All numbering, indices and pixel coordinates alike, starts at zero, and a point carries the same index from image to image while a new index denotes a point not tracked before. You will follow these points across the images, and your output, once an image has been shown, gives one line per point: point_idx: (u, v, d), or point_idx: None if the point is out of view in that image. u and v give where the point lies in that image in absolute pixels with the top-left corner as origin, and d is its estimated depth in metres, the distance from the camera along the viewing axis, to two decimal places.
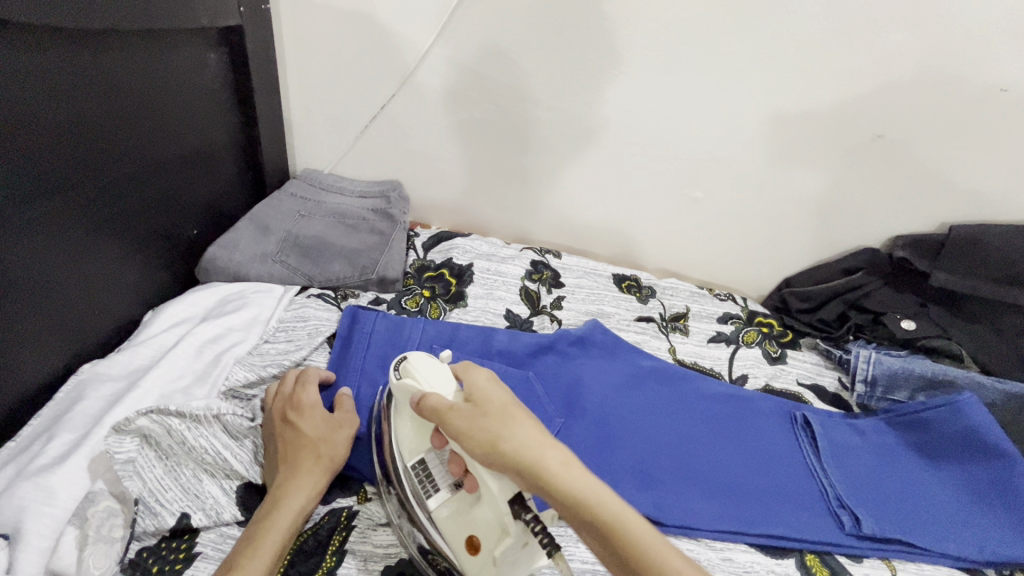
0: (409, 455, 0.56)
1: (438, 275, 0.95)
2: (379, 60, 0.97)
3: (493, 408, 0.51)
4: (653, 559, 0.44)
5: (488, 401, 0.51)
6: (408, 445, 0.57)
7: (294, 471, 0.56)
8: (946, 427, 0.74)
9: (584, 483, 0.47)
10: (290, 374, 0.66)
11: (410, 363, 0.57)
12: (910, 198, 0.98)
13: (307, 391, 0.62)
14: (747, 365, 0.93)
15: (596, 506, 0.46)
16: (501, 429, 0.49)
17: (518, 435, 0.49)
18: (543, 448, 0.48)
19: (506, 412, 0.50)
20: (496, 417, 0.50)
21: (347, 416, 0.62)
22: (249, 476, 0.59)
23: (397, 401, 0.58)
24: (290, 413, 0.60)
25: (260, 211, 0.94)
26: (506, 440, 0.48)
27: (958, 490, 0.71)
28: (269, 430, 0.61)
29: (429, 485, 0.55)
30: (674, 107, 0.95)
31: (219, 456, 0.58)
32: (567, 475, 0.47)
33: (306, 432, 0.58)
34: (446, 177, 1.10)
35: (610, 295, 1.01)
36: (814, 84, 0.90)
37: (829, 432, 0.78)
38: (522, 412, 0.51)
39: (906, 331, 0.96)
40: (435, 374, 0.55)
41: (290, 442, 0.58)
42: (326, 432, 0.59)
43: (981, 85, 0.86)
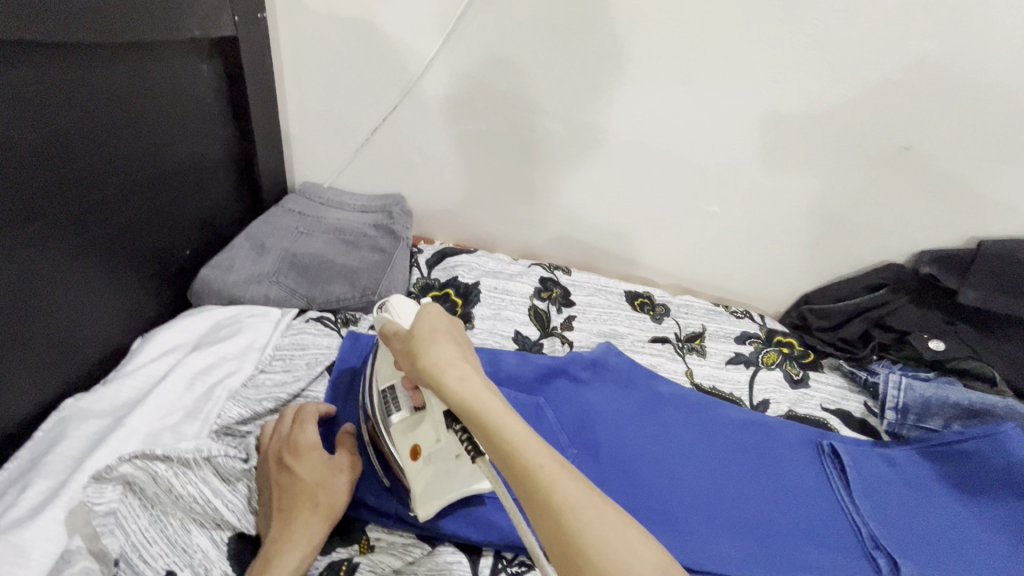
0: (383, 377, 0.60)
1: (444, 295, 0.91)
2: (380, 70, 0.93)
3: (420, 329, 0.50)
4: (529, 462, 0.41)
5: (417, 321, 0.51)
6: (382, 370, 0.61)
7: (291, 522, 0.51)
8: (987, 460, 0.70)
9: (474, 391, 0.45)
10: (289, 408, 0.62)
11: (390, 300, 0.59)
12: (937, 213, 0.93)
13: (306, 431, 0.58)
14: (768, 389, 0.88)
15: (487, 422, 0.43)
16: (420, 347, 0.49)
17: (431, 351, 0.48)
18: (446, 360, 0.47)
19: (427, 331, 0.50)
20: (419, 337, 0.50)
21: (348, 459, 0.58)
22: (241, 526, 0.55)
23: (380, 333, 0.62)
24: (287, 456, 0.56)
25: (257, 228, 0.90)
26: (422, 356, 0.48)
27: (1002, 529, 0.66)
28: (264, 475, 0.56)
29: (392, 404, 0.58)
30: (689, 119, 0.91)
31: (209, 505, 0.53)
32: (460, 384, 0.45)
33: (303, 478, 0.54)
34: (451, 190, 1.06)
35: (623, 314, 0.96)
36: (837, 95, 0.85)
37: (860, 464, 0.74)
38: (444, 333, 0.50)
39: (935, 351, 0.91)
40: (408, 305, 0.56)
41: (286, 489, 0.54)
42: (325, 477, 0.55)
43: (1015, 95, 0.82)
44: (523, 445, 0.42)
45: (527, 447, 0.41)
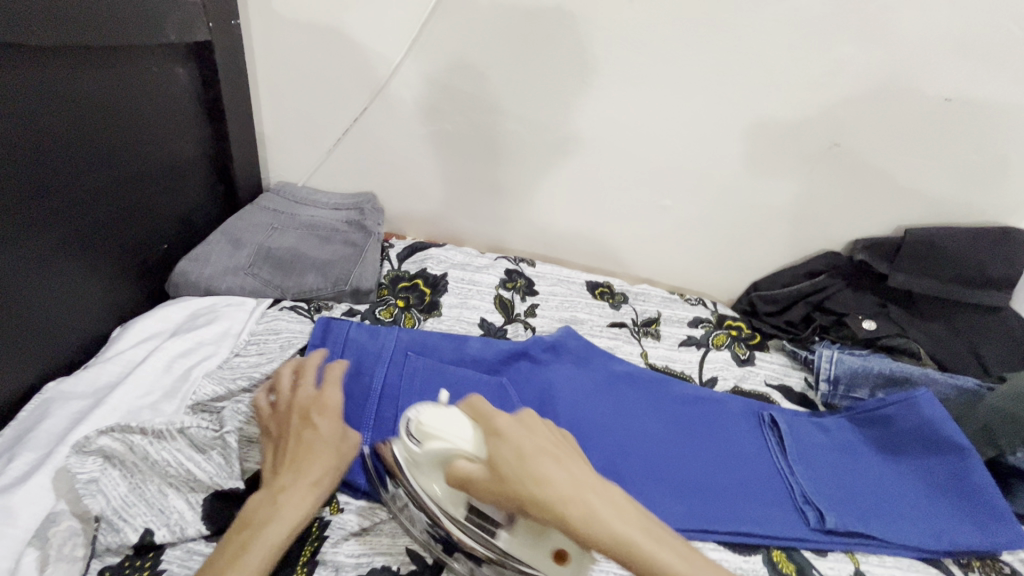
0: (455, 505, 0.56)
1: (413, 285, 0.95)
2: (350, 73, 0.98)
3: (526, 456, 0.47)
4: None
5: (512, 449, 0.48)
6: (445, 499, 0.56)
7: (299, 477, 0.55)
8: (904, 423, 0.77)
9: (618, 516, 0.44)
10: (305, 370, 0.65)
11: (423, 426, 0.55)
12: (867, 204, 1.02)
13: (330, 395, 0.62)
14: (716, 367, 0.95)
15: (635, 554, 0.42)
16: (534, 475, 0.46)
17: (551, 478, 0.46)
18: (576, 484, 0.45)
19: (538, 457, 0.47)
20: (529, 469, 0.46)
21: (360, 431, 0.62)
22: (216, 487, 0.58)
23: (417, 465, 0.57)
24: (311, 416, 0.60)
25: (231, 224, 0.94)
26: (535, 499, 0.45)
27: (918, 484, 0.74)
28: (282, 427, 0.60)
29: (488, 523, 0.55)
30: (640, 118, 0.98)
31: (183, 467, 0.57)
32: (600, 513, 0.44)
33: (317, 440, 0.58)
34: (420, 188, 1.11)
35: (583, 302, 1.02)
36: (772, 95, 0.93)
37: (795, 431, 0.81)
38: (553, 452, 0.48)
39: (868, 331, 0.99)
40: (454, 424, 0.53)
41: (302, 445, 0.58)
42: (336, 441, 0.59)
43: (927, 95, 0.90)
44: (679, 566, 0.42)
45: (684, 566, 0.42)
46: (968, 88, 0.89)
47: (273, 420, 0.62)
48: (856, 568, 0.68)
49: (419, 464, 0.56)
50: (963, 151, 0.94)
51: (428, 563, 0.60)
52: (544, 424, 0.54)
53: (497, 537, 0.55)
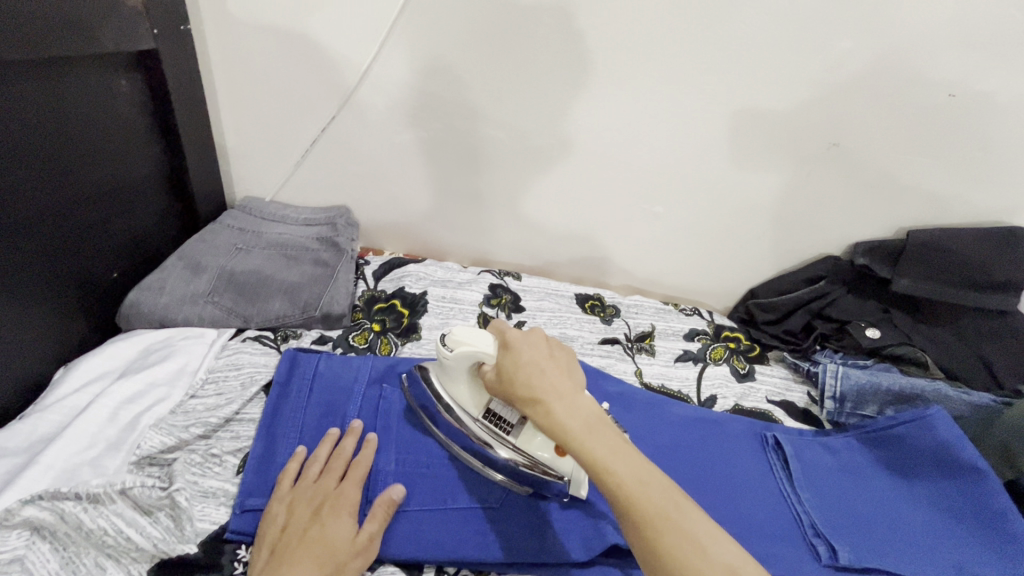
0: (474, 406, 0.61)
1: (390, 306, 0.89)
2: (316, 81, 0.91)
3: (523, 362, 0.54)
4: (612, 481, 0.46)
5: (512, 353, 0.55)
6: (469, 401, 0.62)
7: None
8: (916, 444, 0.73)
9: (575, 416, 0.50)
10: (324, 446, 0.61)
11: (456, 336, 0.60)
12: (867, 206, 0.97)
13: (350, 492, 0.58)
14: (715, 384, 0.90)
15: (578, 448, 0.48)
16: (524, 382, 0.52)
17: (536, 384, 0.52)
18: (555, 386, 0.52)
19: (528, 361, 0.54)
20: (522, 368, 0.53)
21: (369, 543, 0.56)
22: (162, 554, 0.53)
23: (447, 370, 0.62)
24: (324, 511, 0.56)
25: (191, 246, 0.87)
26: (520, 388, 0.52)
27: (933, 511, 0.69)
28: (289, 514, 0.56)
29: (504, 423, 0.60)
30: (627, 121, 0.92)
31: (121, 535, 0.52)
32: (559, 412, 0.50)
33: (321, 540, 0.54)
34: (397, 200, 1.05)
35: (573, 317, 0.97)
36: (766, 94, 0.88)
37: (801, 454, 0.76)
38: (548, 360, 0.54)
39: (872, 339, 0.94)
40: (476, 335, 0.59)
41: (304, 541, 0.53)
42: (342, 547, 0.54)
43: (930, 90, 0.85)
44: (613, 465, 0.47)
45: (617, 465, 0.47)
46: (973, 83, 0.84)
47: (281, 503, 0.57)
48: None
49: (448, 370, 0.62)
50: (968, 147, 0.89)
51: None
52: (557, 342, 0.58)
53: (512, 435, 0.59)
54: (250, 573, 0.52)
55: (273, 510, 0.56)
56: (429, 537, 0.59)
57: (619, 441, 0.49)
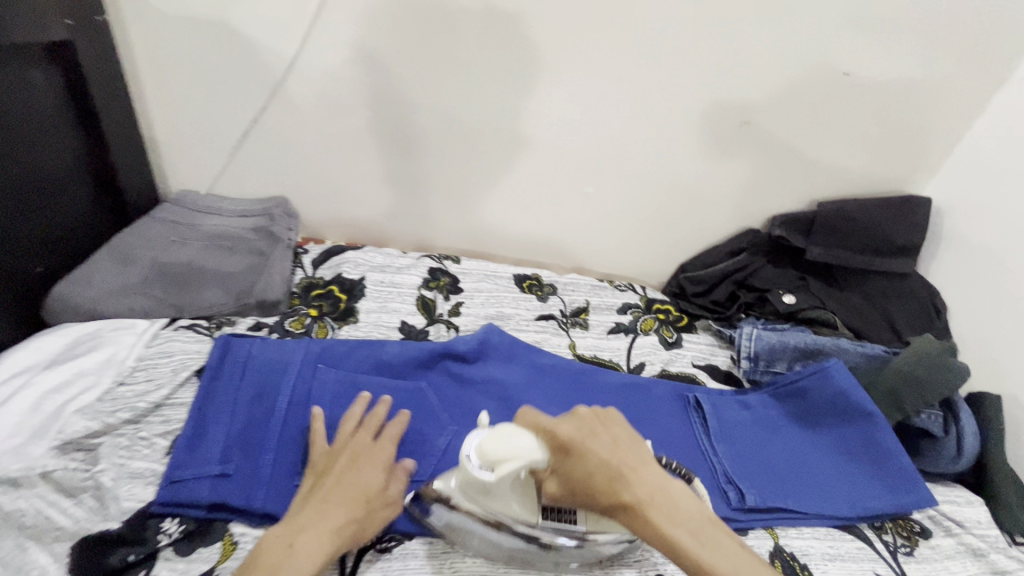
0: (532, 514, 0.58)
1: (328, 292, 0.91)
2: (243, 72, 0.92)
3: (599, 470, 0.53)
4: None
5: (579, 458, 0.53)
6: (522, 512, 0.58)
7: (324, 515, 0.55)
8: (819, 395, 0.79)
9: (680, 524, 0.52)
10: (355, 408, 0.66)
11: (490, 453, 0.55)
12: (781, 180, 1.03)
13: (385, 449, 0.62)
14: (644, 352, 0.95)
15: (688, 553, 0.51)
16: (616, 487, 0.53)
17: (634, 491, 0.53)
18: (646, 493, 0.53)
19: (603, 469, 0.53)
20: (601, 477, 0.53)
21: (396, 496, 0.60)
22: (83, 532, 0.55)
23: (491, 491, 0.56)
24: (359, 461, 0.60)
25: (121, 238, 0.86)
26: (618, 492, 0.53)
27: (834, 453, 0.75)
28: (329, 461, 0.60)
29: (564, 513, 0.60)
30: (551, 106, 0.96)
31: (42, 514, 0.54)
32: (664, 523, 0.52)
33: (357, 491, 0.58)
34: (334, 190, 1.06)
35: (510, 297, 1.00)
36: (680, 76, 0.92)
37: (719, 411, 0.81)
38: (625, 460, 0.54)
39: (788, 305, 1.01)
40: (516, 445, 0.54)
41: (341, 483, 0.58)
42: (375, 497, 0.58)
43: (828, 69, 0.91)
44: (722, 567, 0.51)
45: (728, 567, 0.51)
46: (865, 63, 0.90)
47: (322, 453, 0.62)
48: (776, 544, 0.69)
49: (492, 491, 0.56)
50: (864, 122, 0.96)
51: None
52: (604, 417, 0.58)
53: (580, 522, 0.60)
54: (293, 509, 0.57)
55: (313, 461, 0.61)
56: None
57: (729, 540, 0.53)
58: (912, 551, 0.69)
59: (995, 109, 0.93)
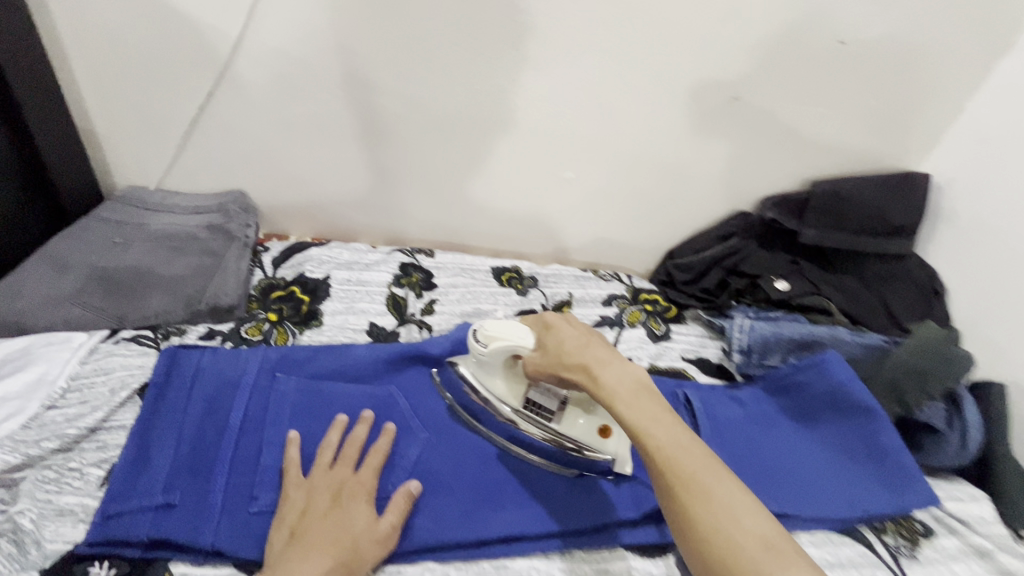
0: (513, 399, 0.66)
1: (289, 294, 0.84)
2: (184, 55, 0.83)
3: (568, 339, 0.60)
4: (652, 444, 0.51)
5: (556, 331, 0.62)
6: (507, 393, 0.65)
7: (305, 562, 0.52)
8: (815, 389, 0.74)
9: (622, 382, 0.56)
10: (332, 432, 0.62)
11: (488, 331, 0.64)
12: (772, 160, 0.97)
13: (367, 480, 0.59)
14: (631, 347, 0.90)
15: (621, 411, 0.54)
16: (572, 351, 0.59)
17: (587, 357, 0.58)
18: (602, 359, 0.58)
19: (572, 339, 0.60)
20: (568, 344, 0.60)
21: (387, 534, 0.57)
22: None
23: (483, 365, 0.65)
24: (343, 499, 0.57)
25: (56, 243, 0.78)
26: (574, 355, 0.59)
27: (832, 451, 0.71)
28: (309, 499, 0.57)
29: (544, 410, 0.65)
30: (527, 86, 0.88)
31: None
32: (607, 378, 0.56)
33: (339, 530, 0.55)
34: (296, 181, 0.99)
35: (488, 291, 0.94)
36: (665, 49, 0.85)
37: (712, 408, 0.77)
38: (593, 339, 0.61)
39: (781, 292, 0.96)
40: (505, 327, 0.64)
41: (325, 525, 0.55)
42: (360, 535, 0.55)
43: (823, 37, 0.84)
44: (652, 427, 0.52)
45: (657, 428, 0.52)
46: (862, 30, 0.84)
47: (299, 487, 0.58)
48: None
49: (485, 366, 0.65)
50: (861, 95, 0.90)
51: None
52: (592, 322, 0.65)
53: (554, 420, 0.65)
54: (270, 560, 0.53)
55: (290, 494, 0.57)
56: None
57: (661, 409, 0.54)
58: (915, 554, 0.65)
59: (998, 78, 0.87)
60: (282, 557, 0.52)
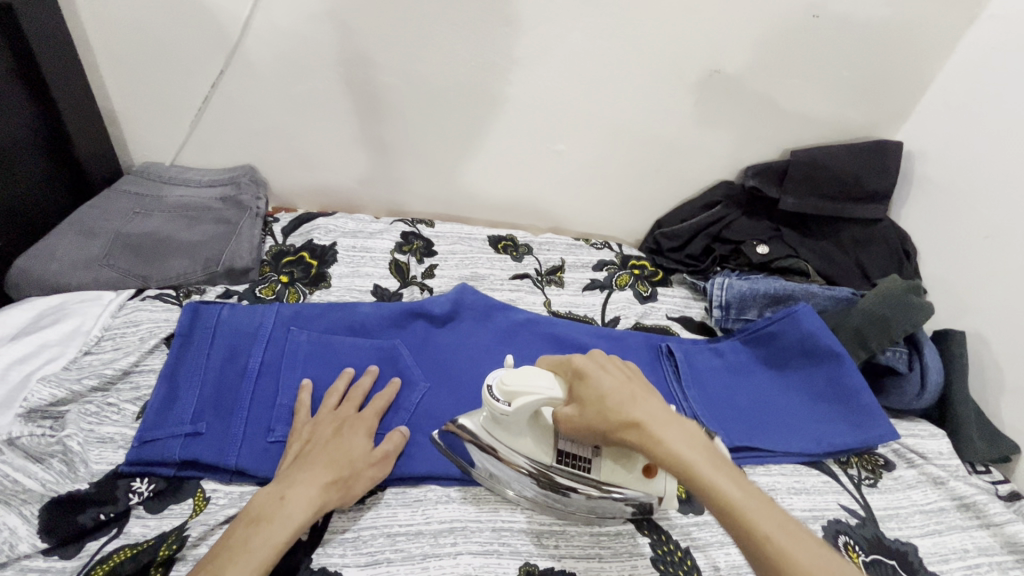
0: (546, 455, 0.60)
1: (298, 259, 0.90)
2: (195, 34, 0.88)
3: (613, 394, 0.51)
4: (755, 531, 0.44)
5: (593, 381, 0.52)
6: (537, 450, 0.60)
7: (307, 476, 0.57)
8: (787, 338, 0.80)
9: (693, 451, 0.48)
10: (340, 380, 0.68)
11: (509, 388, 0.56)
12: (754, 130, 1.02)
13: (367, 418, 0.65)
14: (619, 307, 0.95)
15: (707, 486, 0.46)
16: (626, 412, 0.50)
17: (645, 416, 0.49)
18: (660, 420, 0.49)
19: (618, 393, 0.51)
20: (616, 402, 0.50)
21: (382, 459, 0.63)
22: (52, 495, 0.55)
23: (506, 426, 0.59)
24: (344, 429, 0.63)
25: (83, 212, 0.85)
26: (630, 415, 0.49)
27: (802, 394, 0.77)
28: (313, 430, 0.62)
29: (579, 461, 0.61)
30: (518, 61, 0.93)
31: (8, 479, 0.54)
32: (677, 449, 0.47)
33: (339, 452, 0.60)
34: (302, 155, 1.04)
35: (485, 257, 1.00)
36: (648, 23, 0.90)
37: (691, 359, 0.83)
38: (640, 388, 0.52)
39: (762, 255, 1.01)
40: (526, 377, 0.56)
41: (326, 449, 0.60)
42: (357, 459, 0.61)
43: (798, 10, 0.89)
44: (746, 505, 0.45)
45: (752, 507, 0.45)
46: (834, 3, 0.88)
47: (306, 424, 0.63)
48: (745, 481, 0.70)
49: (509, 425, 0.59)
50: (836, 66, 0.95)
51: (304, 540, 0.58)
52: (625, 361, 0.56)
53: (593, 470, 0.60)
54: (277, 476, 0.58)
55: (299, 429, 0.63)
56: None
57: (743, 479, 0.47)
58: (875, 483, 0.72)
59: (966, 48, 0.92)
60: (286, 476, 0.57)
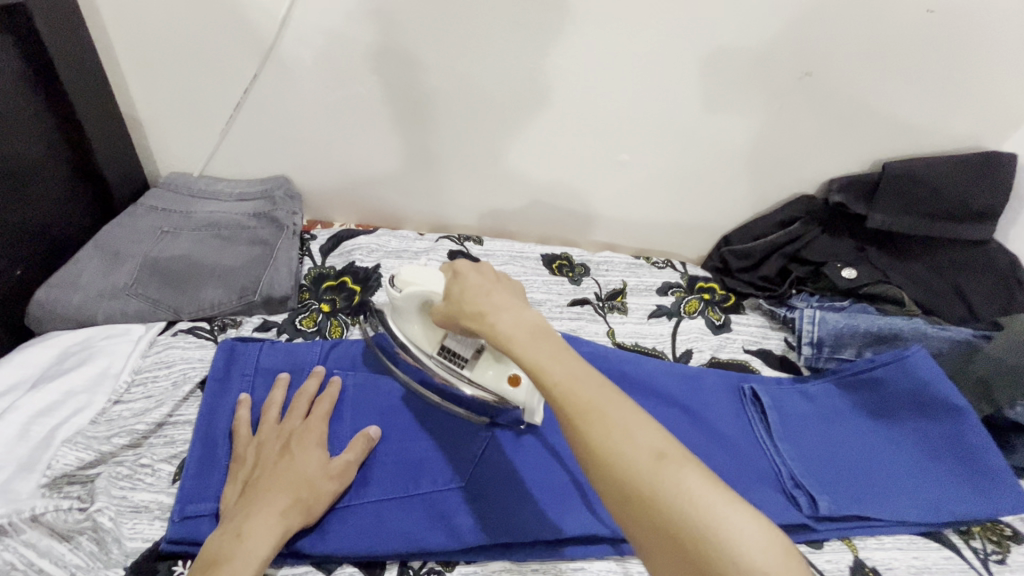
0: (429, 346, 0.59)
1: (339, 284, 0.82)
2: (228, 36, 0.80)
3: (469, 285, 0.51)
4: (549, 383, 0.42)
5: (461, 276, 0.52)
6: (421, 339, 0.59)
7: (262, 507, 0.50)
8: (897, 386, 0.70)
9: (520, 326, 0.46)
10: (278, 390, 0.61)
11: (401, 275, 0.57)
12: (844, 139, 0.91)
13: (317, 426, 0.58)
14: (691, 338, 0.87)
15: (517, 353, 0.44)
16: (470, 295, 0.50)
17: (487, 296, 0.49)
18: (504, 304, 0.48)
19: (476, 282, 0.51)
20: (469, 292, 0.50)
21: (343, 471, 0.56)
22: None
23: (398, 311, 0.59)
24: (292, 445, 0.56)
25: (105, 234, 0.77)
26: (471, 300, 0.49)
27: (913, 450, 0.68)
28: (259, 453, 0.55)
29: (459, 359, 0.59)
30: (584, 63, 0.83)
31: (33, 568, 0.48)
32: (503, 324, 0.46)
33: (286, 472, 0.53)
34: (342, 165, 0.96)
35: (540, 280, 0.92)
36: (735, 20, 0.79)
37: (779, 403, 0.73)
38: (500, 285, 0.51)
39: (848, 280, 0.92)
40: (427, 272, 0.56)
41: (273, 470, 0.53)
42: (313, 474, 0.54)
43: (908, 5, 0.77)
44: (552, 365, 0.43)
45: (557, 366, 0.43)
46: None
47: (248, 445, 0.56)
48: (855, 557, 0.62)
49: (399, 310, 0.59)
50: (949, 69, 0.83)
51: None
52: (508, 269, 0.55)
53: (467, 369, 0.58)
54: (229, 510, 0.51)
55: (241, 453, 0.56)
56: (391, 528, 0.55)
57: (564, 345, 0.45)
58: (1005, 559, 0.63)
59: None
60: (235, 508, 0.51)
